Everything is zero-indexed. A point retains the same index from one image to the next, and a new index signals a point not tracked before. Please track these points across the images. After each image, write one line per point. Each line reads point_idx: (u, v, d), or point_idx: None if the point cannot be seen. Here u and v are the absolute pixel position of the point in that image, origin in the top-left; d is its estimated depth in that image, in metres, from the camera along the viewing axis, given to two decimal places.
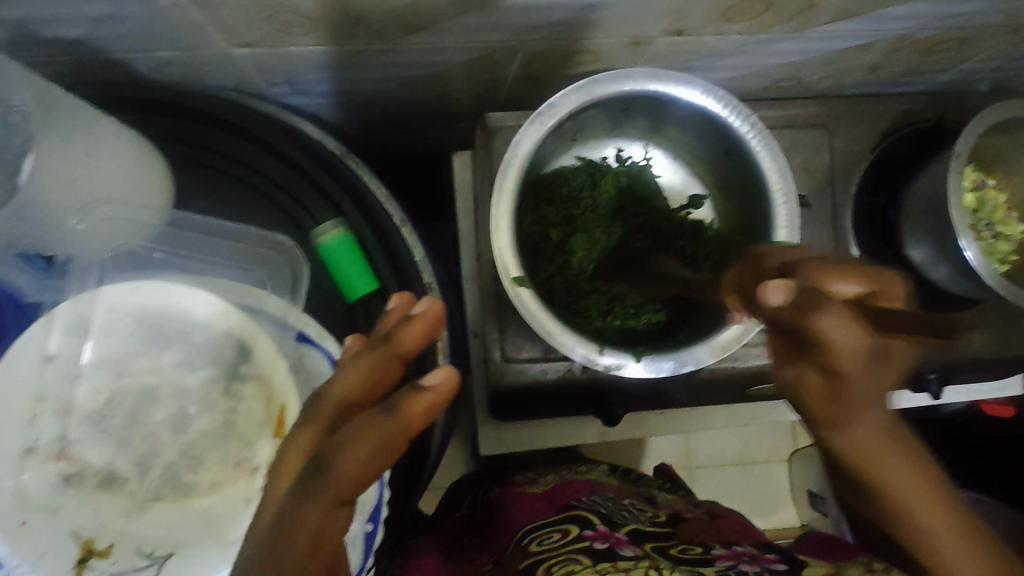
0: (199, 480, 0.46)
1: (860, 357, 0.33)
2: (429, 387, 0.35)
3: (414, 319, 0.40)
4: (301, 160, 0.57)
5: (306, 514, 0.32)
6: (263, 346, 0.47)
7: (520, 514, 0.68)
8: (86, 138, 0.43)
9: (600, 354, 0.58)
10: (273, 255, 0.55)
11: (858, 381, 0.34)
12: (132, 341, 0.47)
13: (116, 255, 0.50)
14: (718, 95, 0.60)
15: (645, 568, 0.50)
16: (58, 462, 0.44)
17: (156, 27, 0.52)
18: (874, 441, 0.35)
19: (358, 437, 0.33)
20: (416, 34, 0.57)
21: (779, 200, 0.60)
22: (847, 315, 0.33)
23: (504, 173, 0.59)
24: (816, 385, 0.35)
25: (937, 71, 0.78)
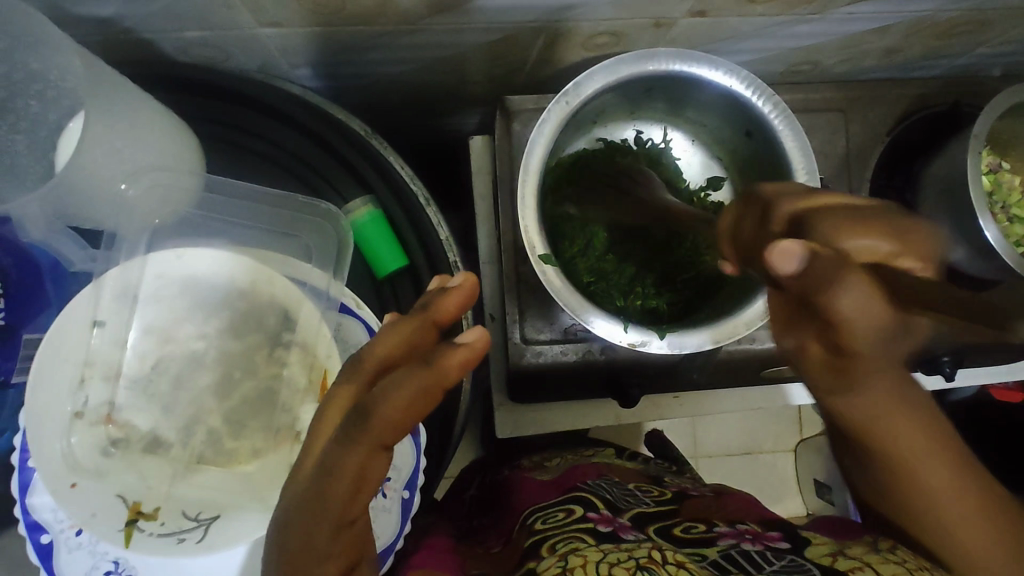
0: (241, 446, 0.46)
1: (870, 332, 0.34)
2: (464, 344, 0.36)
3: (453, 289, 0.40)
4: (329, 139, 0.57)
5: (346, 457, 0.34)
6: (308, 316, 0.48)
7: (528, 497, 0.68)
8: (129, 106, 0.45)
9: (624, 330, 0.59)
10: (318, 222, 0.50)
11: (871, 352, 0.35)
12: (180, 307, 0.47)
13: (166, 222, 0.49)
14: (742, 75, 0.60)
15: (648, 548, 0.49)
16: (107, 426, 0.45)
17: (187, 6, 0.52)
18: (877, 407, 0.38)
19: (399, 389, 0.34)
20: (442, 15, 0.58)
21: (802, 179, 0.60)
22: (865, 284, 0.33)
23: (530, 153, 0.59)
24: (818, 354, 0.36)
25: (952, 55, 0.78)
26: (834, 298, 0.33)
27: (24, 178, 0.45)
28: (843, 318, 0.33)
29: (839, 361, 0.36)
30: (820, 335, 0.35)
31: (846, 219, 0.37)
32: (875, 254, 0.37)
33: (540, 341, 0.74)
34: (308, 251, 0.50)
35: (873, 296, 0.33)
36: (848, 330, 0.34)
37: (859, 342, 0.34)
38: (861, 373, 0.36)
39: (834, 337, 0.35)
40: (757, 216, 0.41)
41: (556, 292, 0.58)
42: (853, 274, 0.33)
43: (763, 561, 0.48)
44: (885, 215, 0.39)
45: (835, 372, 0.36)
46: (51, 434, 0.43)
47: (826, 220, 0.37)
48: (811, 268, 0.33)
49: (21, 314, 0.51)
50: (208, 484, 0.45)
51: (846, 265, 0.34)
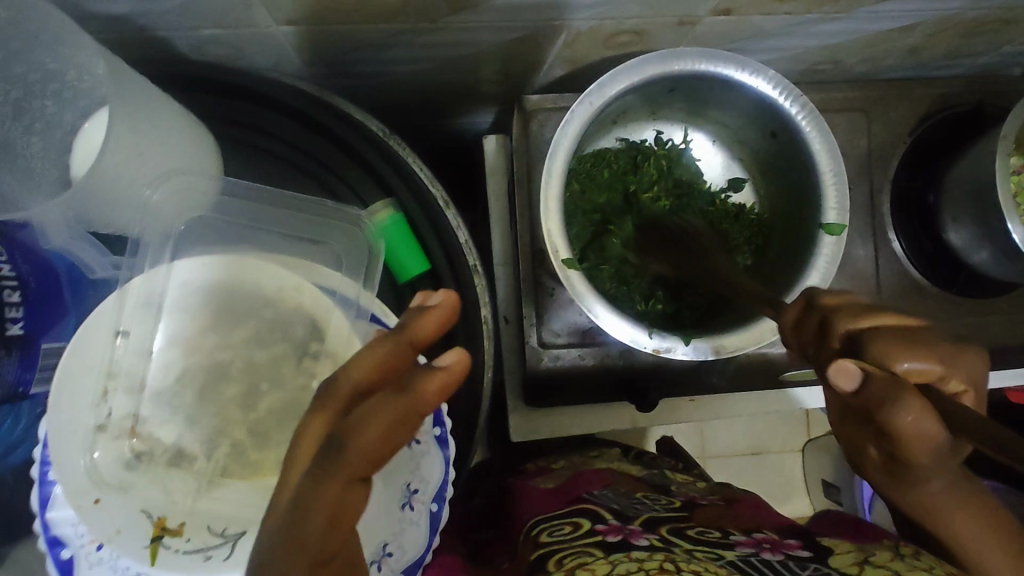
0: (266, 457, 0.45)
1: (933, 449, 0.35)
2: (445, 367, 0.33)
3: (432, 307, 0.38)
4: (348, 139, 0.56)
5: (320, 496, 0.29)
6: (337, 324, 0.46)
7: (533, 504, 0.67)
8: (153, 109, 0.43)
9: (648, 337, 0.57)
10: (347, 228, 0.49)
11: (934, 460, 0.36)
12: (206, 316, 0.46)
13: (189, 227, 0.47)
14: (771, 75, 0.59)
15: (661, 558, 0.48)
16: (130, 439, 0.44)
17: (204, 3, 0.51)
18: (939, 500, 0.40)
19: (378, 414, 0.31)
20: (463, 12, 0.56)
21: (830, 182, 0.59)
22: (930, 403, 0.34)
23: (553, 155, 0.58)
24: (875, 459, 0.41)
25: (976, 55, 0.77)
26: (895, 415, 0.35)
27: (41, 181, 0.44)
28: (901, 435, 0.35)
29: (898, 464, 0.39)
30: (877, 440, 0.40)
31: (897, 341, 0.39)
32: (928, 376, 0.38)
33: (557, 344, 0.73)
34: (337, 256, 0.49)
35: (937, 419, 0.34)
36: (905, 443, 0.35)
37: (919, 454, 0.36)
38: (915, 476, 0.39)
39: (900, 449, 0.37)
40: (813, 327, 0.43)
41: (576, 295, 0.57)
42: (910, 390, 0.35)
43: (786, 569, 0.47)
44: (934, 341, 0.39)
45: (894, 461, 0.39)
46: (74, 450, 0.42)
47: (880, 345, 0.39)
48: (865, 391, 0.36)
49: (38, 320, 0.49)
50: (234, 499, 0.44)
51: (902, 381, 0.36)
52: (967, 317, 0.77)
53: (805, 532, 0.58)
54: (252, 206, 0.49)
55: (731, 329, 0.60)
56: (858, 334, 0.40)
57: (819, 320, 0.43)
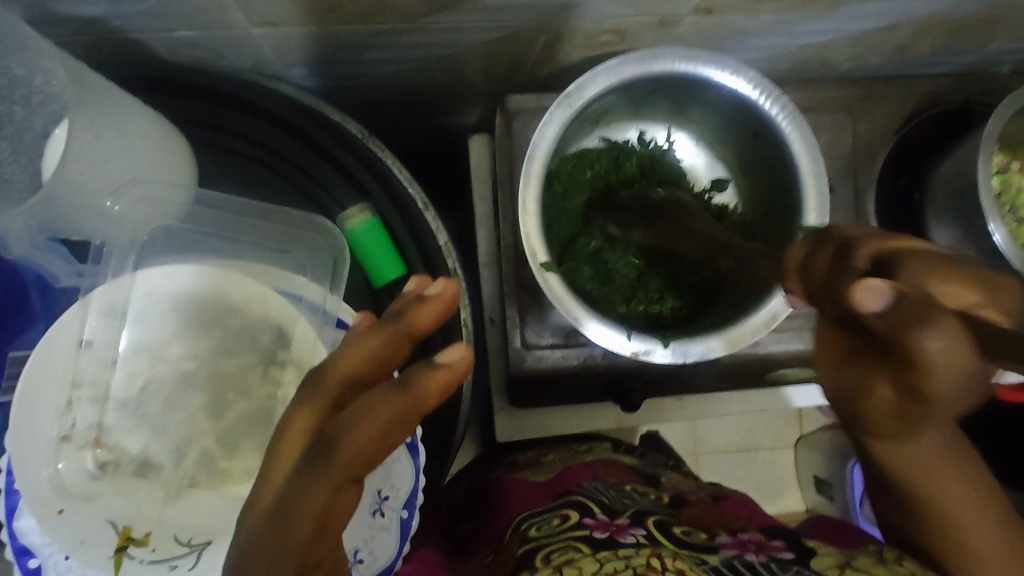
0: (234, 467, 0.45)
1: (953, 376, 0.32)
2: (443, 366, 0.33)
3: (430, 297, 0.37)
4: (323, 141, 0.56)
5: (309, 493, 0.31)
6: (303, 331, 0.47)
7: (519, 500, 0.66)
8: (118, 115, 0.43)
9: (628, 340, 0.57)
10: (314, 237, 0.49)
11: (954, 394, 0.34)
12: (170, 326, 0.46)
13: (152, 239, 0.47)
14: (751, 75, 0.59)
15: (647, 555, 0.47)
16: (94, 450, 0.43)
17: (176, 5, 0.51)
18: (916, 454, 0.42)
19: (363, 420, 0.31)
20: (442, 13, 0.56)
21: (810, 184, 0.59)
22: (956, 326, 0.31)
23: (531, 157, 0.58)
24: (883, 398, 0.37)
25: (962, 53, 0.77)
26: (920, 336, 0.31)
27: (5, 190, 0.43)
28: (927, 360, 0.32)
29: (919, 395, 0.36)
30: (891, 374, 0.36)
31: (931, 267, 0.35)
32: (966, 301, 0.35)
33: (541, 346, 0.73)
34: (302, 265, 0.49)
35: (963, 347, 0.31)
36: (929, 369, 0.32)
37: (937, 382, 0.33)
38: (931, 408, 0.36)
39: (916, 376, 0.34)
40: (829, 263, 0.36)
41: (557, 300, 0.57)
42: (943, 314, 0.31)
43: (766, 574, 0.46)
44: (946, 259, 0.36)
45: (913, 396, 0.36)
46: (38, 460, 0.42)
47: (915, 271, 0.35)
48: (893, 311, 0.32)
49: (7, 329, 0.50)
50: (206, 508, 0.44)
51: (933, 303, 0.32)
52: None
53: (793, 532, 0.57)
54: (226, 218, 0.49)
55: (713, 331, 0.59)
56: (883, 261, 0.35)
57: (843, 251, 0.36)
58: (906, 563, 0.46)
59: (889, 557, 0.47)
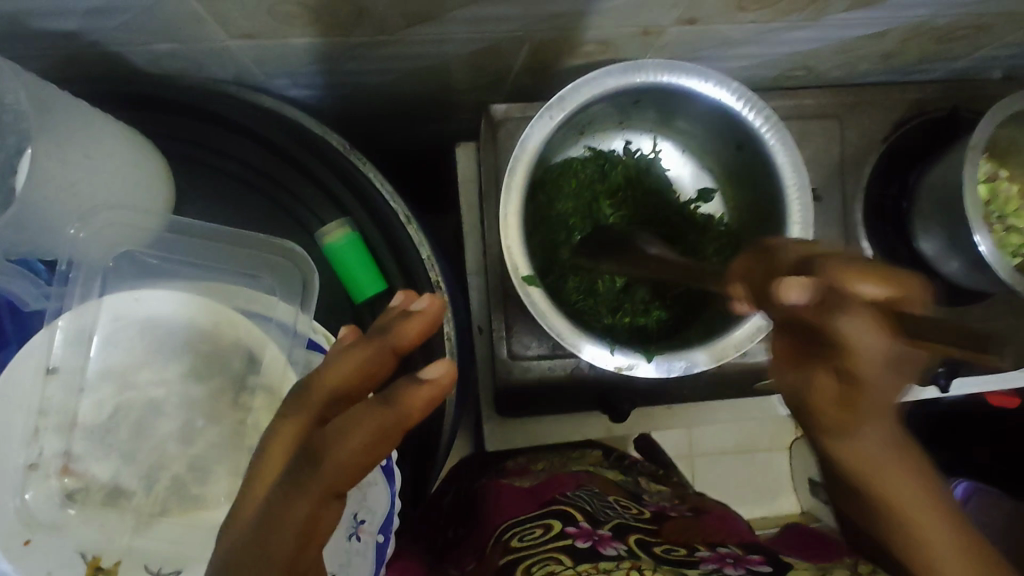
0: (206, 493, 0.45)
1: (880, 365, 0.29)
2: (427, 381, 0.33)
3: (417, 313, 0.38)
4: (304, 158, 0.57)
5: (292, 508, 0.30)
6: (272, 355, 0.47)
7: (503, 507, 0.65)
8: (86, 139, 0.42)
9: (611, 354, 0.57)
10: (275, 258, 0.49)
11: (887, 391, 0.30)
12: (139, 350, 0.46)
13: (119, 264, 0.47)
14: (733, 86, 0.59)
15: (626, 569, 0.48)
16: (62, 478, 0.44)
17: (150, 18, 0.49)
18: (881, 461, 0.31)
19: (351, 432, 0.32)
20: (423, 25, 0.55)
21: (794, 195, 0.59)
22: (866, 307, 0.29)
23: (513, 169, 0.57)
24: (824, 391, 0.31)
25: (952, 59, 0.76)
26: (836, 318, 0.29)
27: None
28: (845, 345, 0.29)
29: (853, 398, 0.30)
30: (818, 364, 0.31)
31: (864, 264, 0.32)
32: (887, 299, 0.31)
33: (526, 356, 0.73)
34: (269, 288, 0.48)
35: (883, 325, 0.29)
36: (853, 360, 0.29)
37: (864, 376, 0.29)
38: (872, 413, 0.30)
39: (840, 371, 0.30)
40: (764, 273, 0.36)
41: (539, 315, 0.56)
42: (854, 302, 0.30)
43: None
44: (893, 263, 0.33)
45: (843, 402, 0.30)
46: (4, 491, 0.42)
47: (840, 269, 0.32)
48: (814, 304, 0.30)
49: None
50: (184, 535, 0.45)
51: (848, 293, 0.30)
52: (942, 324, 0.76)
53: (770, 547, 0.58)
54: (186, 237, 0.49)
55: (696, 345, 0.59)
56: (810, 262, 0.34)
57: (775, 258, 0.37)
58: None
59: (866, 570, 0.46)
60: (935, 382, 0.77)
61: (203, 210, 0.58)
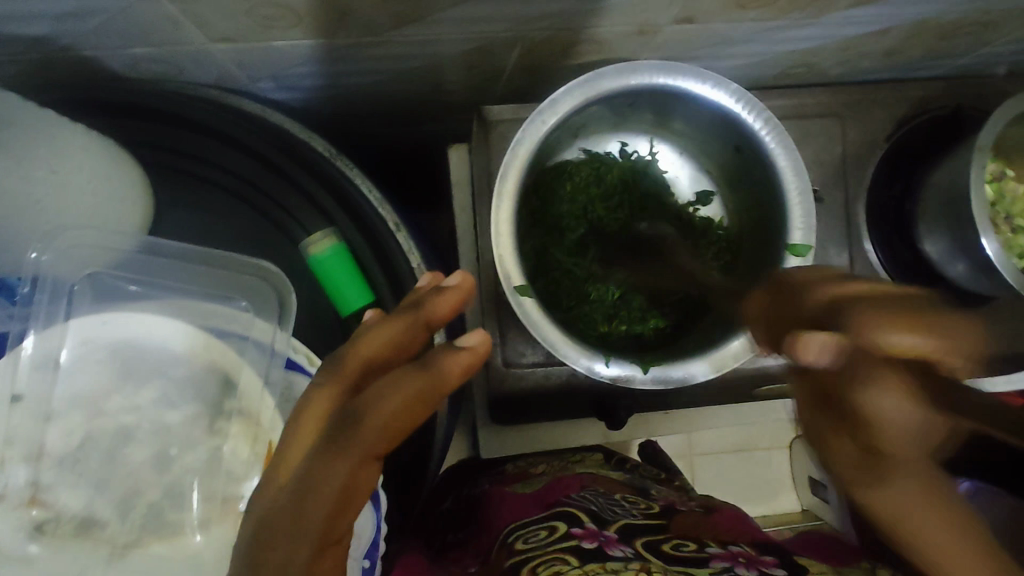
0: (184, 518, 0.46)
1: (905, 432, 0.30)
2: (469, 349, 0.40)
3: (446, 291, 0.43)
4: (286, 165, 0.55)
5: (334, 471, 0.32)
6: (248, 377, 0.48)
7: (506, 512, 0.61)
8: (49, 154, 0.42)
9: (605, 364, 0.56)
10: (257, 281, 0.49)
11: (916, 459, 0.31)
12: (108, 376, 0.46)
13: (86, 285, 0.47)
14: (731, 88, 0.57)
15: (636, 570, 0.42)
16: (31, 509, 0.43)
17: (126, 22, 0.47)
18: (941, 509, 0.31)
19: (392, 393, 0.35)
20: (409, 27, 0.52)
21: (795, 200, 0.57)
22: (896, 380, 0.30)
23: (504, 175, 0.56)
24: (843, 449, 0.32)
25: (957, 55, 0.74)
26: (860, 389, 0.31)
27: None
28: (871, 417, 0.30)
29: (881, 461, 0.32)
30: (840, 426, 0.32)
31: (891, 313, 0.32)
32: (920, 353, 0.31)
33: (522, 364, 0.71)
34: (247, 315, 0.49)
35: (912, 400, 0.30)
36: (879, 432, 0.31)
37: (895, 444, 0.30)
38: (902, 462, 0.31)
39: (863, 434, 0.31)
40: (776, 308, 0.37)
41: (532, 325, 0.54)
42: (883, 373, 0.30)
43: None
44: (923, 305, 0.33)
45: (874, 462, 0.31)
46: None
47: (865, 313, 0.32)
48: (834, 363, 0.31)
49: None
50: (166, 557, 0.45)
51: (881, 361, 0.31)
52: None
53: (784, 546, 0.53)
54: (156, 261, 0.49)
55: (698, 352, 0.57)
56: (832, 304, 0.34)
57: (790, 292, 0.37)
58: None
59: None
60: None
61: (183, 217, 0.57)
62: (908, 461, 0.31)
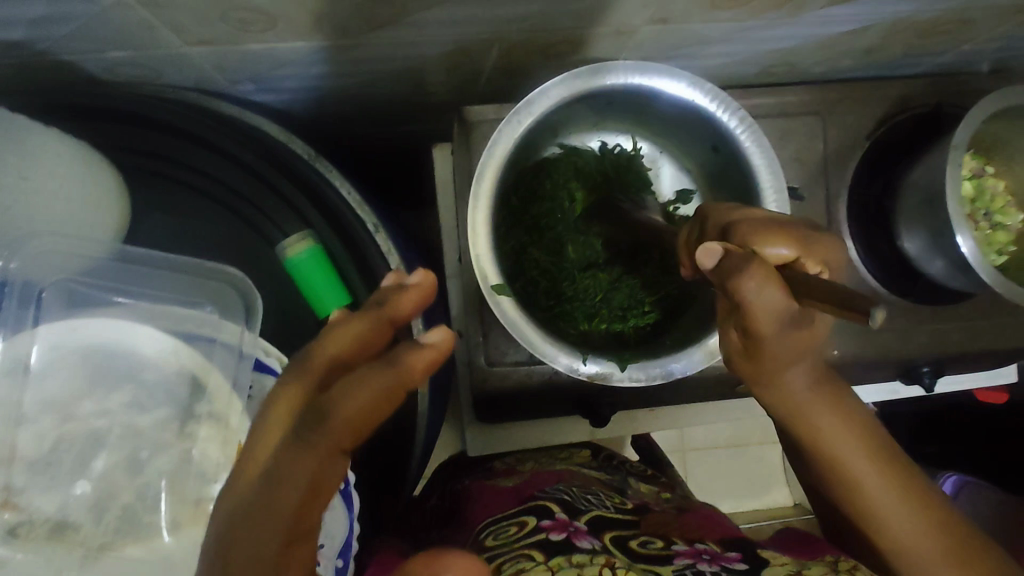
0: (159, 520, 0.46)
1: (776, 318, 0.36)
2: (430, 345, 0.38)
3: (410, 287, 0.42)
4: (263, 167, 0.56)
5: (297, 468, 0.34)
6: (218, 381, 0.48)
7: (485, 507, 0.61)
8: (20, 160, 0.42)
9: (583, 362, 0.56)
10: (224, 288, 0.50)
11: (775, 340, 0.37)
12: (79, 382, 0.46)
13: (55, 291, 0.48)
14: (708, 88, 0.57)
15: (600, 564, 0.43)
16: (4, 512, 0.43)
17: (101, 28, 0.47)
18: (806, 398, 0.41)
19: (353, 394, 0.35)
20: (385, 29, 0.53)
21: (770, 198, 0.57)
22: (764, 268, 0.36)
23: (481, 175, 0.56)
24: (739, 346, 0.40)
25: (938, 53, 0.74)
26: (739, 283, 0.36)
27: None
28: (749, 302, 0.36)
29: (753, 345, 0.39)
30: (735, 327, 0.40)
31: (769, 229, 0.42)
32: (783, 259, 0.41)
33: (504, 363, 0.71)
34: (215, 321, 0.49)
35: (773, 282, 0.35)
36: (753, 317, 0.36)
37: (763, 323, 0.36)
38: (774, 365, 0.39)
39: (745, 324, 0.37)
40: (698, 237, 0.47)
41: (509, 323, 0.55)
42: (755, 265, 0.36)
43: None
44: (795, 224, 0.43)
45: (754, 358, 0.39)
46: None
47: (756, 228, 0.43)
48: (724, 265, 0.38)
49: None
50: (140, 556, 0.46)
51: (757, 258, 0.37)
52: (926, 324, 0.74)
53: (753, 540, 0.53)
54: (127, 268, 0.50)
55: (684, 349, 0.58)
56: (729, 227, 0.44)
57: (707, 223, 0.47)
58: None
59: (842, 567, 0.44)
60: (921, 382, 0.76)
61: (162, 221, 0.57)
62: (773, 342, 0.38)
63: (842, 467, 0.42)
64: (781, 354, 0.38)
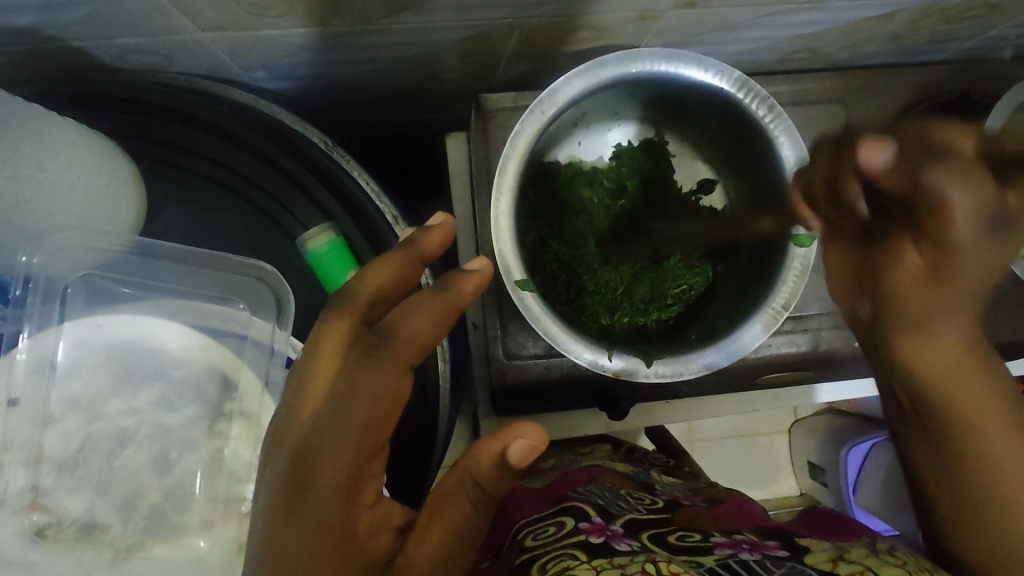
0: (188, 520, 0.46)
1: (974, 217, 0.41)
2: (474, 272, 0.45)
3: (435, 226, 0.46)
4: (278, 157, 0.54)
5: (368, 379, 0.41)
6: (248, 379, 0.48)
7: (516, 506, 0.60)
8: (38, 153, 0.40)
9: (608, 359, 0.55)
10: (253, 282, 0.49)
11: (971, 244, 0.43)
12: (105, 379, 0.46)
13: (77, 287, 0.47)
14: (735, 76, 0.56)
15: (641, 561, 0.43)
16: (32, 513, 0.44)
17: (109, 13, 0.45)
18: (952, 354, 0.49)
19: (418, 311, 0.42)
20: (405, 14, 0.51)
21: (799, 189, 0.56)
22: (974, 177, 0.41)
23: (504, 167, 0.55)
24: (913, 275, 0.46)
25: (962, 39, 0.73)
26: (938, 178, 0.41)
27: None
28: (946, 202, 0.41)
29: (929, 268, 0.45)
30: (915, 243, 0.46)
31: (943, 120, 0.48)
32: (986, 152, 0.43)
33: (523, 356, 0.70)
34: (247, 320, 0.49)
35: (976, 188, 0.41)
36: (948, 211, 0.41)
37: (961, 222, 0.41)
38: (959, 283, 0.45)
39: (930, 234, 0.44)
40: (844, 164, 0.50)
41: (532, 319, 0.54)
42: (949, 163, 0.41)
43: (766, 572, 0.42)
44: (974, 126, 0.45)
45: (900, 319, 0.48)
46: None
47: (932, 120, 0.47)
48: (897, 153, 0.45)
49: None
50: (168, 556, 0.46)
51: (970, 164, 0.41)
52: None
53: (790, 530, 0.53)
54: (149, 263, 0.48)
55: (739, 325, 0.57)
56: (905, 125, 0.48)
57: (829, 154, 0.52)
58: (899, 554, 0.44)
59: (881, 549, 0.45)
60: None
61: (178, 214, 0.57)
62: (883, 265, 0.48)
63: (960, 418, 0.49)
64: (919, 308, 0.47)
